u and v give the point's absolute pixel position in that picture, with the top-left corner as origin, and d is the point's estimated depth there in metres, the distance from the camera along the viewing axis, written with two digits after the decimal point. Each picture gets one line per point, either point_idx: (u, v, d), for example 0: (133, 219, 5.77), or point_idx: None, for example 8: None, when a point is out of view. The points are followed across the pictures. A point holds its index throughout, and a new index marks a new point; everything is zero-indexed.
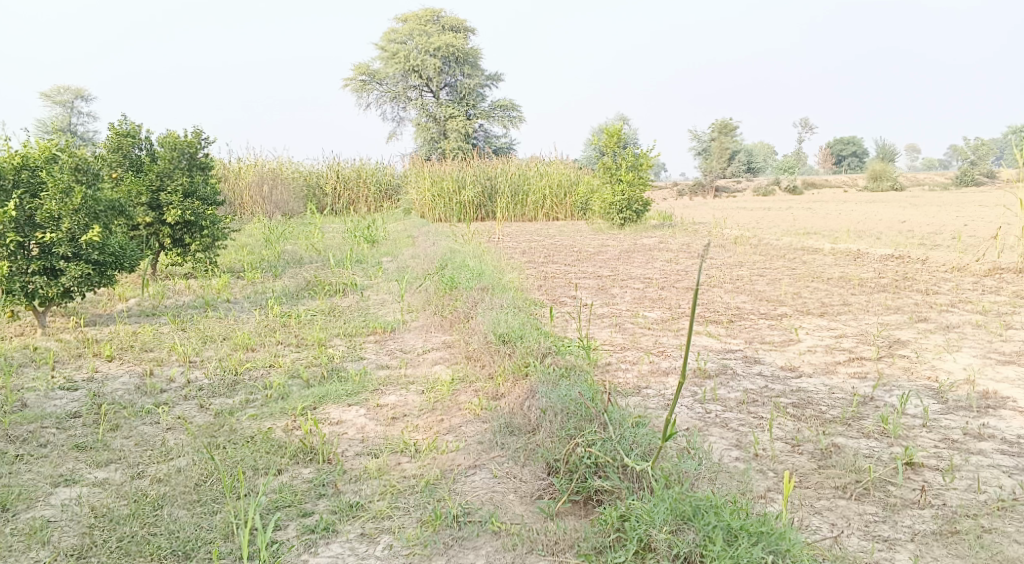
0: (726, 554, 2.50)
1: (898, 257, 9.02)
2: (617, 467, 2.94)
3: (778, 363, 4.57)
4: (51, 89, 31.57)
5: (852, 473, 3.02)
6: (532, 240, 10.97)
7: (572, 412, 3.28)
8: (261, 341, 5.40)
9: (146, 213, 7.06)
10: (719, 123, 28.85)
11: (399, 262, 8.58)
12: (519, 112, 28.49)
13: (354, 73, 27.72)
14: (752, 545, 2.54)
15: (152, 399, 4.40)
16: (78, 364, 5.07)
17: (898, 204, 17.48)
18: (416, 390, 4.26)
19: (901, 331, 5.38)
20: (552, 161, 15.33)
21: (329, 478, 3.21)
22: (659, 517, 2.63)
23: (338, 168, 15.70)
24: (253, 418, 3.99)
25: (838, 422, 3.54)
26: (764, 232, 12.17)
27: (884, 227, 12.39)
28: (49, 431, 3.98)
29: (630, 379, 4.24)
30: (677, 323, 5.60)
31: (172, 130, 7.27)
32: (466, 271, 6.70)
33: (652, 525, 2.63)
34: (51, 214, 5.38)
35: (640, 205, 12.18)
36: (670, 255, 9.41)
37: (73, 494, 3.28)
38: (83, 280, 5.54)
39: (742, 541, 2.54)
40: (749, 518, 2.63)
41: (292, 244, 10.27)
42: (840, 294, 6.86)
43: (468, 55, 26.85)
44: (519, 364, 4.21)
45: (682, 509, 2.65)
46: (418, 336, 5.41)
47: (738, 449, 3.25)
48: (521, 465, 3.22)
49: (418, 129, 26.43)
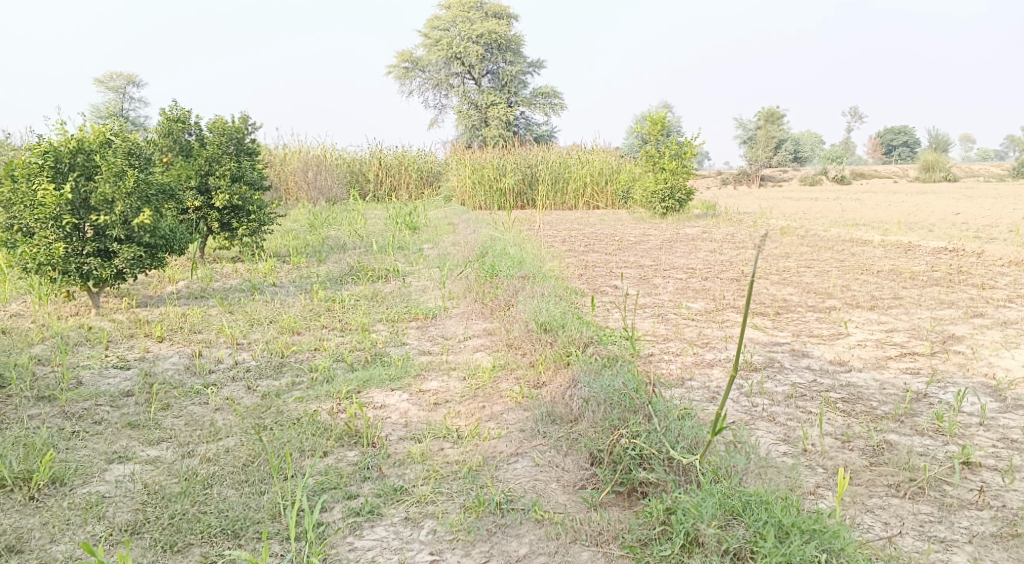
0: (778, 551, 2.46)
1: (952, 250, 8.79)
2: (663, 459, 2.90)
3: (827, 357, 4.49)
4: (103, 74, 32.29)
5: (905, 471, 2.95)
6: (573, 228, 10.91)
7: (616, 402, 3.24)
8: (305, 325, 5.46)
9: (195, 197, 7.17)
10: (766, 112, 28.38)
11: (440, 248, 8.60)
12: (562, 99, 28.34)
13: (398, 60, 27.82)
14: (804, 543, 2.50)
15: (201, 379, 4.48)
16: (129, 344, 5.18)
17: (950, 196, 17.03)
18: (458, 376, 4.26)
19: (955, 326, 5.24)
20: (595, 149, 15.22)
21: (374, 462, 3.23)
22: (707, 511, 2.59)
23: (380, 155, 15.79)
24: (299, 401, 4.03)
25: (889, 419, 3.46)
26: (810, 223, 11.94)
27: (936, 219, 12.08)
28: (103, 409, 4.08)
29: (674, 370, 4.20)
30: (722, 315, 5.53)
31: (221, 116, 7.37)
32: (507, 259, 6.68)
33: (700, 519, 2.60)
34: (105, 197, 5.50)
35: (683, 194, 12.04)
36: (714, 245, 9.28)
37: (126, 471, 3.36)
38: (135, 263, 5.66)
39: (795, 538, 2.50)
40: (801, 515, 2.59)
41: (335, 230, 10.35)
42: (891, 287, 6.70)
43: (512, 42, 26.74)
44: (561, 352, 4.19)
45: (732, 504, 2.61)
46: (460, 323, 5.42)
47: (786, 445, 3.19)
48: (564, 454, 3.21)
49: (461, 116, 26.45)
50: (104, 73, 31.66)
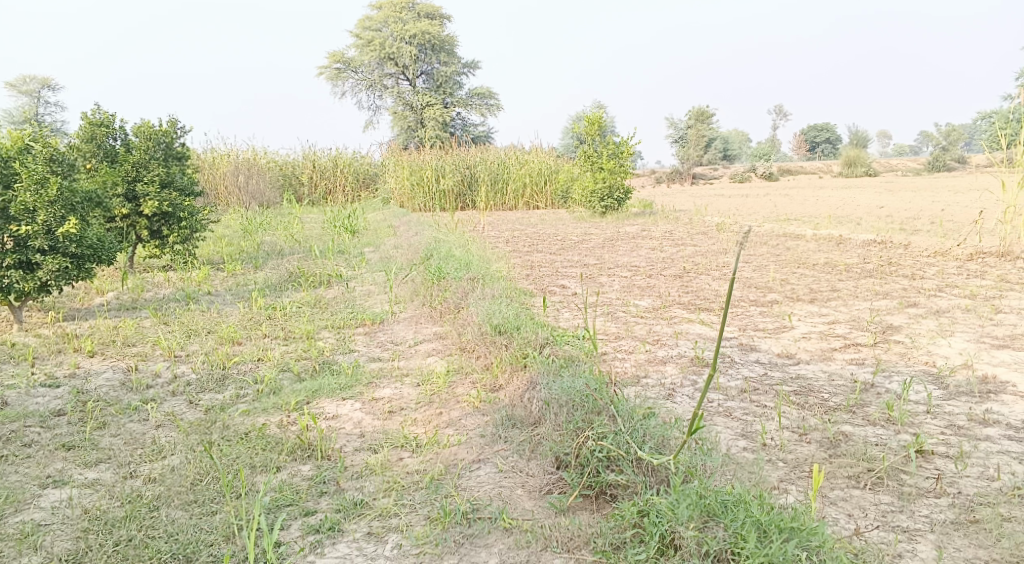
0: (760, 552, 2.46)
1: (881, 242, 9.06)
2: (632, 461, 2.88)
3: (775, 350, 4.54)
4: (17, 77, 30.94)
5: (863, 462, 3.00)
6: (514, 228, 10.90)
7: (578, 404, 3.20)
8: (247, 335, 5.29)
9: (122, 205, 6.89)
10: (696, 111, 29.15)
11: (382, 252, 8.47)
12: (496, 100, 28.32)
13: (329, 62, 27.39)
14: (784, 542, 2.51)
15: (138, 395, 4.28)
16: (58, 360, 4.93)
17: (875, 190, 17.62)
18: (411, 383, 4.18)
19: (892, 316, 5.37)
20: (532, 149, 15.24)
21: (330, 476, 3.13)
22: (683, 513, 2.59)
23: (314, 157, 15.50)
24: (246, 414, 3.89)
25: (842, 410, 3.51)
26: (744, 218, 12.19)
27: (862, 213, 12.46)
28: (34, 430, 3.86)
29: (628, 369, 4.19)
30: (669, 311, 5.57)
31: (147, 119, 7.10)
32: (453, 261, 6.60)
33: (676, 521, 2.59)
34: (25, 206, 5.24)
35: (621, 192, 12.13)
36: (654, 243, 9.37)
37: (63, 496, 3.17)
38: (61, 274, 5.40)
39: (774, 537, 2.50)
40: (775, 513, 2.60)
41: (271, 234, 10.11)
42: (828, 280, 6.86)
43: (444, 42, 26.59)
44: (517, 355, 4.13)
45: (708, 504, 2.60)
46: (408, 328, 5.33)
47: (746, 439, 3.21)
48: (528, 459, 3.16)
49: (395, 117, 26.19)
50: (17, 77, 30.37)
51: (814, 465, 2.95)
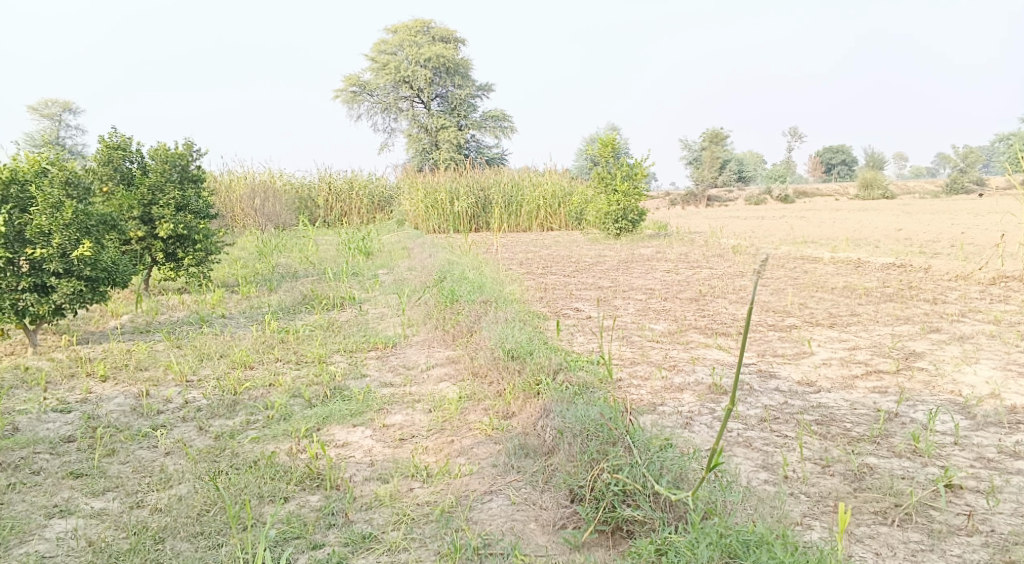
0: None
1: (901, 265, 8.94)
2: (649, 496, 2.79)
3: (795, 377, 4.44)
4: (39, 101, 31.38)
5: (890, 497, 2.90)
6: (528, 251, 10.86)
7: (593, 434, 3.12)
8: (259, 359, 5.24)
9: (138, 228, 6.90)
10: (709, 132, 29.02)
11: (395, 274, 8.44)
12: (511, 122, 28.42)
13: (345, 85, 27.60)
14: None
15: (149, 421, 4.24)
16: (71, 384, 4.90)
17: (892, 212, 17.49)
18: (422, 409, 4.11)
19: (914, 342, 5.26)
20: (546, 171, 15.22)
21: (339, 507, 3.06)
22: (703, 553, 2.51)
23: (330, 180, 15.55)
24: (255, 441, 3.83)
25: (866, 441, 3.41)
26: (761, 241, 12.08)
27: (880, 236, 12.33)
28: (43, 457, 3.82)
29: (644, 396, 4.10)
30: (685, 336, 5.47)
31: (163, 143, 7.12)
32: (466, 284, 6.54)
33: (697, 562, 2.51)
34: (40, 229, 5.23)
35: (636, 214, 12.06)
36: (669, 265, 9.29)
37: (69, 526, 3.12)
38: (75, 298, 5.38)
39: None
40: (800, 554, 2.51)
41: (286, 257, 10.11)
42: (847, 304, 6.75)
43: (459, 66, 26.75)
44: (530, 381, 4.06)
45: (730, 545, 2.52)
46: (421, 352, 5.27)
47: (767, 471, 3.12)
48: (541, 491, 3.07)
49: (410, 140, 26.32)
50: (39, 101, 30.82)
51: (838, 502, 2.85)
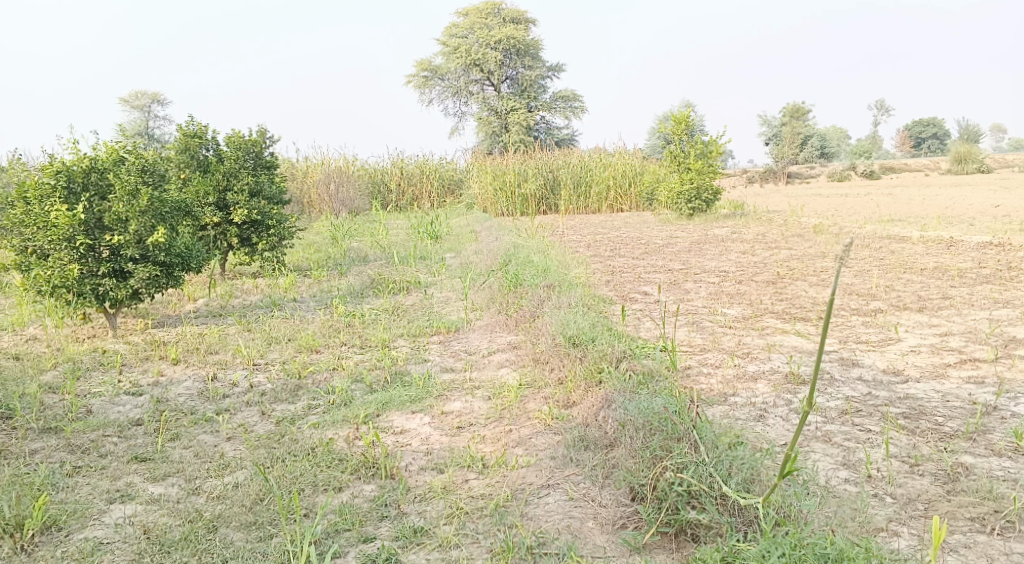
0: None
1: (997, 245, 8.37)
2: (716, 498, 2.61)
3: (879, 366, 4.14)
4: (128, 94, 32.57)
5: (988, 501, 2.64)
6: (597, 232, 10.64)
7: (656, 428, 2.93)
8: (325, 343, 5.21)
9: (213, 213, 6.96)
10: (790, 108, 28.03)
11: (463, 257, 8.34)
12: (583, 102, 28.02)
13: (418, 69, 27.68)
14: None
15: (214, 405, 4.23)
16: (143, 367, 4.96)
17: (986, 188, 16.53)
18: (482, 396, 3.99)
19: (1015, 328, 4.85)
20: (617, 151, 14.89)
21: (392, 498, 2.98)
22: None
23: (402, 164, 15.59)
24: (314, 427, 3.77)
25: (960, 437, 3.14)
26: (844, 219, 11.55)
27: (975, 213, 11.60)
28: (111, 440, 3.84)
29: (714, 385, 3.88)
30: (761, 321, 5.20)
31: (237, 129, 7.16)
32: (532, 267, 6.39)
33: None
34: (118, 216, 5.28)
35: (710, 194, 11.68)
36: (745, 246, 8.94)
37: (128, 512, 3.12)
38: (151, 282, 5.45)
39: None
40: None
41: (357, 241, 10.15)
42: (938, 286, 6.33)
43: (531, 46, 26.48)
44: (592, 369, 3.88)
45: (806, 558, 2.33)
46: (484, 336, 5.14)
47: (847, 469, 2.88)
48: (600, 487, 2.92)
49: (481, 123, 26.27)
50: (131, 93, 32.10)
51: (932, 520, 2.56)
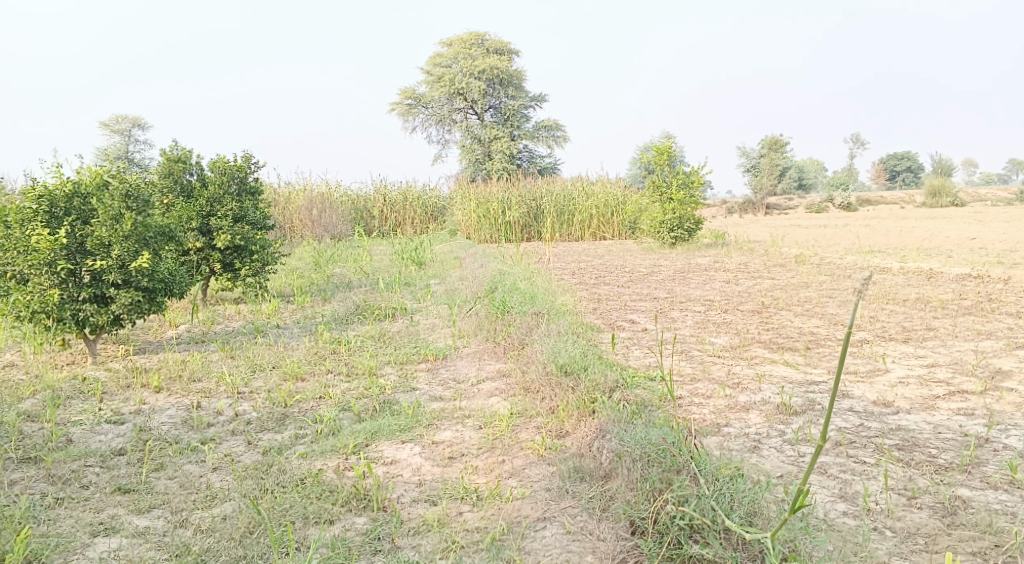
0: None
1: (976, 276, 8.48)
2: (719, 532, 2.61)
3: (869, 397, 4.16)
4: (108, 117, 32.39)
5: (989, 536, 2.67)
6: (581, 260, 10.66)
7: (655, 459, 2.95)
8: (310, 370, 5.15)
9: (196, 239, 6.89)
10: (769, 140, 28.42)
11: (447, 284, 8.32)
12: (565, 131, 28.23)
13: (400, 97, 27.79)
14: None
15: (198, 434, 4.15)
16: (125, 395, 4.87)
17: (961, 220, 16.79)
18: (473, 425, 3.95)
19: (1000, 360, 4.90)
20: (599, 180, 14.98)
21: (385, 531, 2.93)
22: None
23: (384, 191, 15.58)
24: (302, 457, 3.70)
25: (955, 469, 3.15)
26: (824, 250, 11.67)
27: (952, 245, 11.75)
28: (93, 471, 3.76)
29: (706, 415, 3.87)
30: (749, 351, 5.21)
31: (222, 155, 7.13)
32: (518, 295, 6.37)
33: None
34: (100, 241, 5.21)
35: (692, 223, 11.76)
36: (728, 275, 8.98)
37: (112, 546, 3.04)
38: (133, 308, 5.36)
39: None
40: None
41: (340, 267, 10.09)
42: (921, 317, 6.38)
43: (514, 76, 26.68)
44: (584, 399, 3.85)
45: None
46: (472, 364, 5.11)
47: (845, 502, 2.89)
48: (598, 520, 2.88)
49: (464, 151, 26.37)
50: (110, 118, 31.92)
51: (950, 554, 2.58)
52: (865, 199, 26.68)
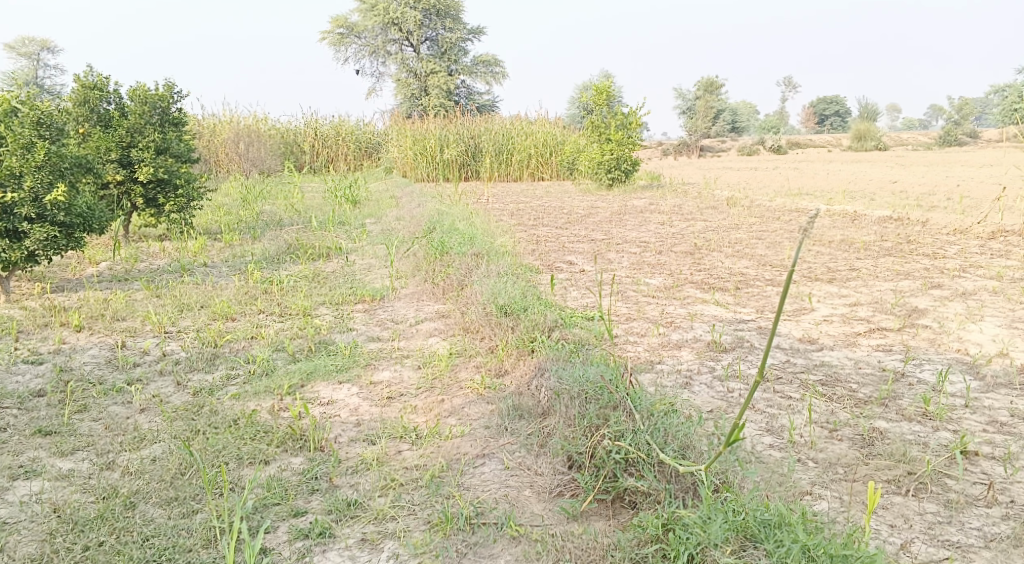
0: None
1: (897, 219, 8.76)
2: (653, 465, 2.67)
3: (796, 335, 4.29)
4: (16, 40, 30.49)
5: (903, 464, 2.81)
6: (518, 200, 10.62)
7: (591, 397, 2.98)
8: (241, 310, 5.04)
9: (116, 171, 6.59)
10: (705, 81, 28.58)
11: (383, 223, 8.21)
12: (502, 68, 27.83)
13: (332, 27, 26.90)
14: None
15: (124, 375, 4.04)
16: (44, 334, 4.69)
17: (885, 165, 17.27)
18: (411, 365, 3.94)
19: (917, 299, 5.10)
20: (536, 119, 14.86)
21: (323, 471, 2.92)
22: (718, 535, 2.38)
23: (316, 125, 15.16)
24: (235, 398, 3.64)
25: (874, 402, 3.30)
26: (755, 192, 11.88)
27: (876, 188, 12.08)
28: (11, 413, 3.62)
29: (641, 353, 3.95)
30: (682, 291, 5.30)
31: (142, 83, 6.79)
32: (456, 235, 6.33)
33: (709, 541, 2.39)
34: (11, 171, 4.94)
35: (628, 164, 11.81)
36: (663, 217, 9.08)
37: (34, 489, 2.96)
38: (49, 244, 5.13)
39: None
40: (821, 534, 2.40)
41: (271, 204, 9.84)
42: (845, 258, 6.58)
43: (451, 8, 26.03)
44: (523, 338, 3.89)
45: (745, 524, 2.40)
46: (409, 305, 5.08)
47: (771, 436, 3.01)
48: (536, 456, 2.95)
49: (399, 85, 25.78)
50: (19, 40, 30.09)
51: (871, 481, 2.71)
52: (795, 143, 27.20)
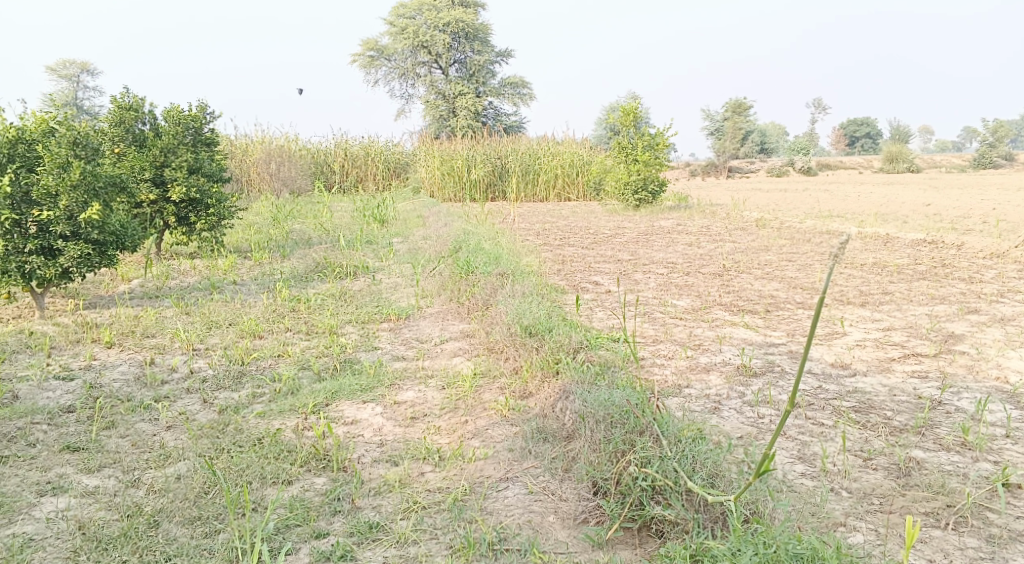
0: None
1: (931, 242, 8.61)
2: (681, 494, 2.61)
3: (827, 360, 4.20)
4: (56, 62, 31.23)
5: (942, 496, 2.73)
6: (545, 221, 10.61)
7: (618, 421, 2.94)
8: (268, 328, 5.05)
9: (149, 190, 6.67)
10: (733, 103, 28.49)
11: (410, 243, 8.22)
12: (530, 89, 27.96)
13: (363, 49, 27.23)
14: None
15: (152, 392, 4.06)
16: (75, 351, 4.73)
17: (918, 187, 17.03)
18: (436, 385, 3.91)
19: (953, 324, 4.98)
20: (564, 140, 14.88)
21: (345, 491, 2.89)
22: None
23: (345, 145, 15.30)
24: (260, 416, 3.63)
25: (910, 431, 3.20)
26: (784, 214, 11.77)
27: (909, 211, 11.90)
28: (41, 429, 3.64)
29: (668, 377, 3.89)
30: (711, 313, 5.23)
31: (176, 103, 6.88)
32: (482, 255, 6.31)
33: None
34: (47, 190, 5.01)
35: (656, 185, 11.75)
36: (691, 238, 9.01)
37: (60, 506, 2.96)
38: (82, 261, 5.19)
39: None
40: None
41: (299, 223, 9.91)
42: (878, 281, 6.47)
43: (480, 30, 26.25)
44: (548, 360, 3.84)
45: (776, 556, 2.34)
46: (435, 324, 5.06)
47: (803, 464, 2.93)
48: (560, 480, 2.89)
49: (427, 107, 25.99)
50: (59, 63, 30.82)
51: (907, 514, 2.63)
52: (825, 165, 26.95)
